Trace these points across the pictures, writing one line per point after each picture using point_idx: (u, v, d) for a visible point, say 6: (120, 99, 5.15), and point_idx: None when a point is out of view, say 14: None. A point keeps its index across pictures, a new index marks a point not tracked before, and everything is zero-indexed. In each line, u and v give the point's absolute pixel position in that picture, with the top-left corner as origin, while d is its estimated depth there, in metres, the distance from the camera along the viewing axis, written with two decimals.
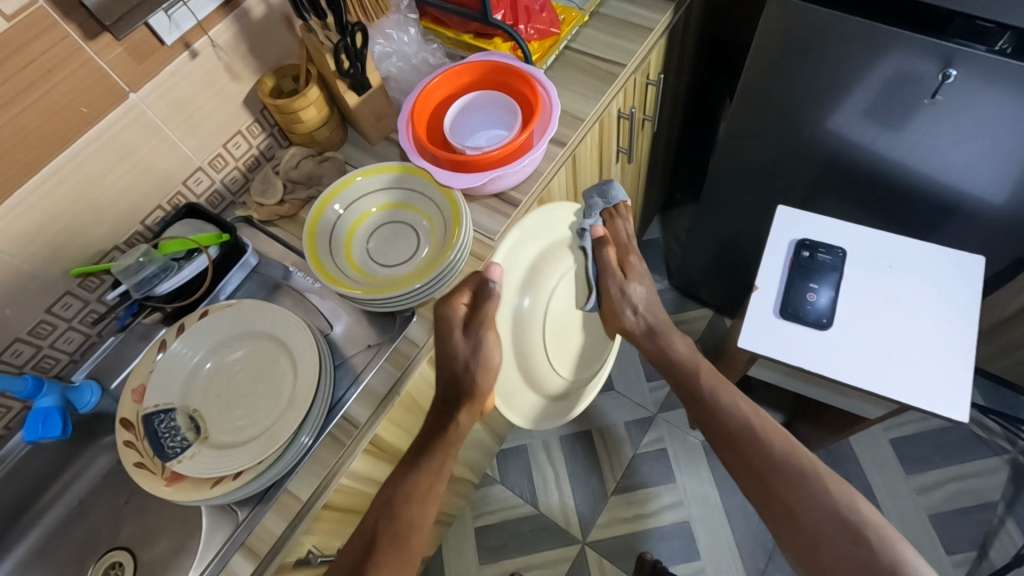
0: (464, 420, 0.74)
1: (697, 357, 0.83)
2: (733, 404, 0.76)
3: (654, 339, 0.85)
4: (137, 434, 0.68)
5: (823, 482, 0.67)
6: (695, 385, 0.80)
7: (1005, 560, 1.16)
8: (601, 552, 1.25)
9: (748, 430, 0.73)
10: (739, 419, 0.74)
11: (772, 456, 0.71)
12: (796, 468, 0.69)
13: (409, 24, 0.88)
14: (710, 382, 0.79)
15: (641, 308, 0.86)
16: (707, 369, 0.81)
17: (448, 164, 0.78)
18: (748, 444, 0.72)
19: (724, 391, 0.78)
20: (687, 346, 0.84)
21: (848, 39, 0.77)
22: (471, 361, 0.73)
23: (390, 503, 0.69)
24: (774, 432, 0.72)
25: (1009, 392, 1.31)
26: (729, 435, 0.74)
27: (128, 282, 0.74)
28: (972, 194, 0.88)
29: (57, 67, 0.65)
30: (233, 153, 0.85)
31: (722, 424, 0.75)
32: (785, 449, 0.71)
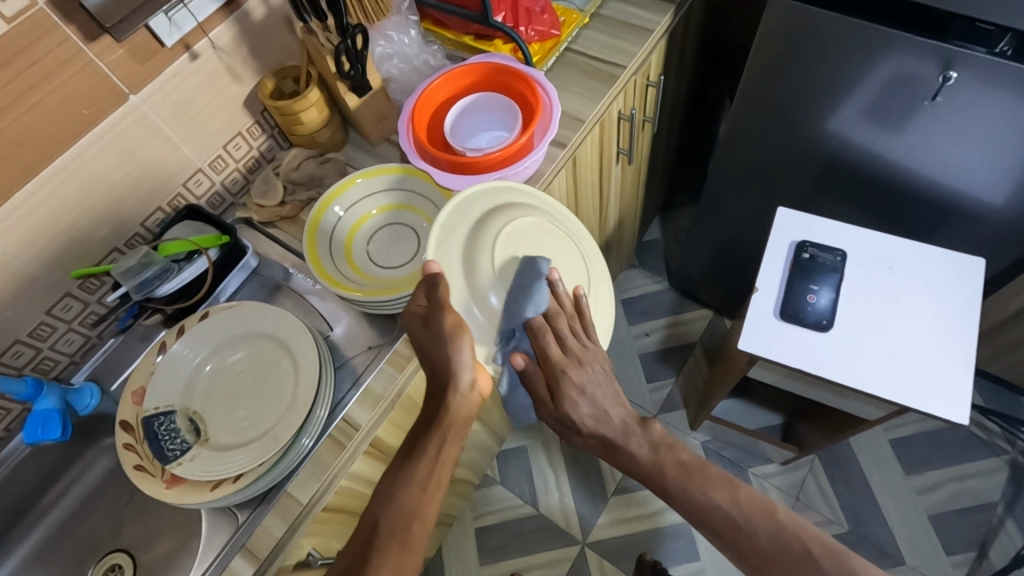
0: (459, 404, 0.65)
1: (661, 464, 0.69)
2: (707, 495, 0.67)
3: (611, 452, 0.73)
4: (137, 437, 0.68)
5: (817, 560, 0.61)
6: (661, 484, 0.69)
7: (1004, 560, 1.16)
8: (601, 552, 1.25)
9: (729, 522, 0.65)
10: (719, 507, 0.66)
11: (762, 545, 0.63)
12: (788, 551, 0.62)
13: (410, 26, 0.87)
14: (676, 479, 0.68)
15: (592, 417, 0.72)
16: (677, 460, 0.69)
17: (449, 167, 0.77)
18: (732, 533, 0.65)
19: (694, 481, 0.67)
20: (646, 450, 0.71)
21: (848, 41, 0.77)
22: (438, 346, 0.64)
23: (387, 496, 0.64)
24: (758, 511, 0.65)
25: (1009, 392, 1.31)
26: (714, 526, 0.66)
27: (128, 283, 0.73)
28: (972, 195, 0.88)
29: (58, 69, 0.65)
30: (233, 154, 0.85)
31: (703, 515, 0.66)
32: (771, 534, 0.63)
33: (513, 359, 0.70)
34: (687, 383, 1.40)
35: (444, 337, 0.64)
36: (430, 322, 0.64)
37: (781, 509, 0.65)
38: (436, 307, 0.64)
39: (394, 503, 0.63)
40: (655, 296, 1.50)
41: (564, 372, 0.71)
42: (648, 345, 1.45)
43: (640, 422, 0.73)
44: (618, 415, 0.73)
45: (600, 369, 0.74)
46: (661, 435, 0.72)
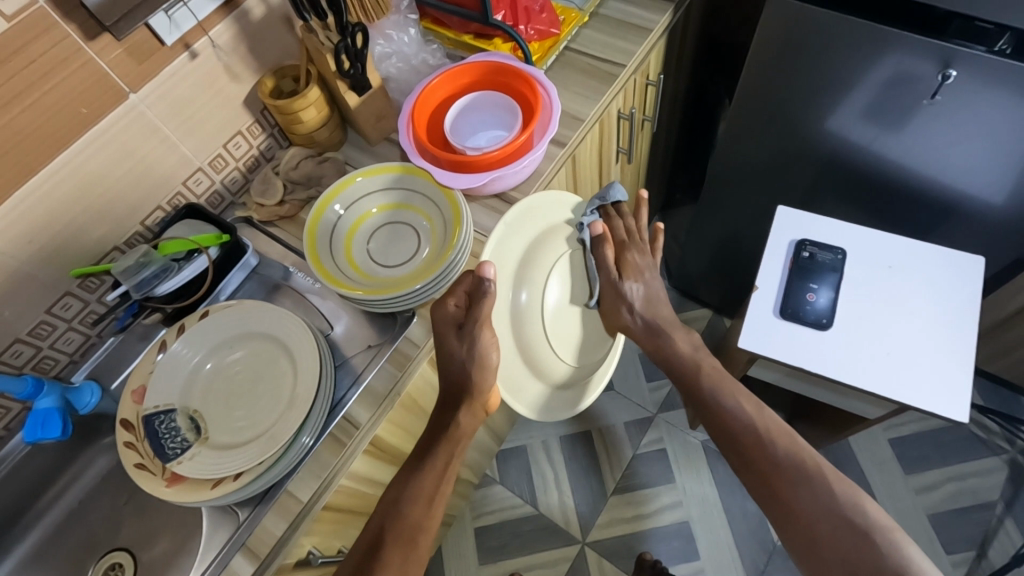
0: (466, 420, 0.72)
1: (700, 357, 0.78)
2: (736, 403, 0.73)
3: (654, 337, 0.80)
4: (137, 436, 0.68)
5: (827, 481, 0.65)
6: (697, 384, 0.76)
7: (1004, 559, 1.16)
8: (601, 551, 1.25)
9: (749, 429, 0.70)
10: (740, 414, 0.71)
11: (776, 457, 0.68)
12: (800, 466, 0.66)
13: (409, 24, 0.87)
14: (711, 380, 0.75)
15: (649, 292, 0.81)
16: (709, 364, 0.77)
17: (448, 165, 0.78)
18: (751, 443, 0.69)
19: (726, 388, 0.74)
20: (688, 346, 0.79)
21: (847, 39, 0.77)
22: (466, 364, 0.70)
23: (396, 500, 0.67)
24: (779, 432, 0.69)
25: (1008, 391, 1.32)
26: (735, 435, 0.71)
27: (128, 282, 0.73)
28: (971, 194, 0.88)
29: (57, 68, 0.65)
30: (233, 153, 0.85)
31: (726, 420, 0.72)
32: (787, 450, 0.68)
33: (597, 226, 0.81)
34: None
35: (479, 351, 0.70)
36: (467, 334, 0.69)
37: (799, 434, 0.69)
38: (473, 319, 0.69)
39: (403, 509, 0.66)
40: None
41: (629, 252, 0.82)
42: None
43: (686, 332, 0.80)
44: (667, 314, 0.81)
45: (656, 266, 0.83)
46: (701, 344, 0.80)
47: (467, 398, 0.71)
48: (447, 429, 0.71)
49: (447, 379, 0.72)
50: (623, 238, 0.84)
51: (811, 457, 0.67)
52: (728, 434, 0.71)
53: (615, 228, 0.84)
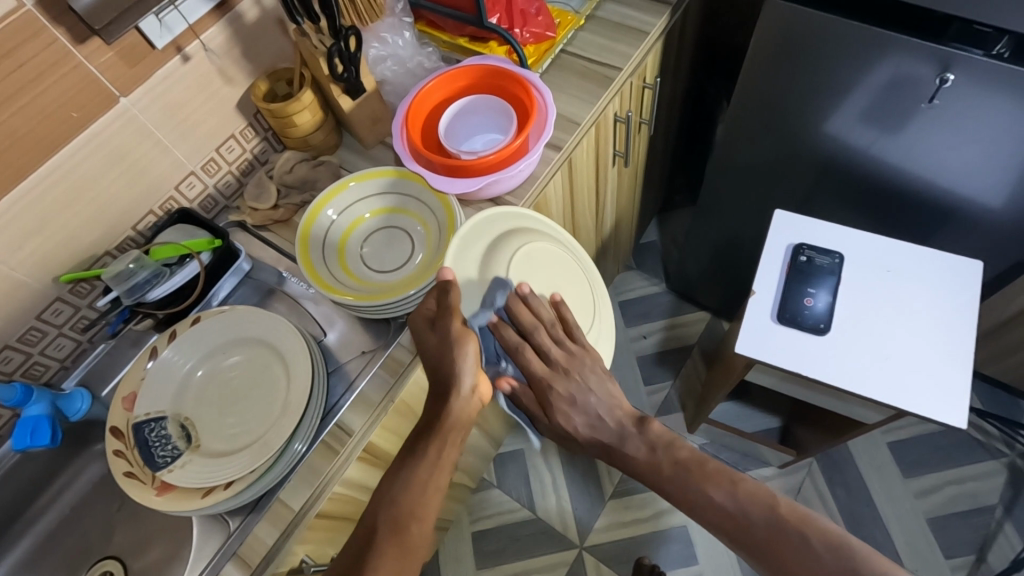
0: (458, 408, 0.66)
1: (656, 461, 0.74)
2: (707, 491, 0.69)
3: (613, 453, 0.78)
4: (128, 444, 0.67)
5: (816, 551, 0.61)
6: (659, 484, 0.73)
7: (1003, 564, 1.15)
8: (598, 556, 1.25)
9: (728, 516, 0.67)
10: (714, 499, 0.69)
11: (755, 529, 0.66)
12: (780, 532, 0.64)
13: (404, 27, 0.86)
14: (673, 484, 0.72)
15: (586, 407, 0.77)
16: (670, 461, 0.73)
17: (443, 170, 0.76)
18: (727, 518, 0.67)
19: (694, 479, 0.71)
20: (643, 450, 0.75)
21: (845, 43, 0.77)
22: (444, 356, 0.65)
23: (388, 498, 0.65)
24: (756, 501, 0.67)
25: (1006, 395, 1.31)
26: (714, 519, 0.69)
27: (120, 287, 0.73)
28: (969, 197, 0.88)
29: (45, 72, 0.64)
30: (226, 157, 0.85)
31: (703, 510, 0.69)
32: (765, 514, 0.66)
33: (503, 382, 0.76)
34: (685, 385, 1.39)
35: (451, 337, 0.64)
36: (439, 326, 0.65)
37: (782, 501, 0.66)
38: (444, 311, 0.65)
39: (395, 505, 0.64)
40: (652, 298, 1.50)
41: (552, 391, 0.76)
42: (646, 347, 1.44)
43: (635, 424, 0.77)
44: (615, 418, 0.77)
45: (592, 379, 0.76)
46: (659, 438, 0.75)
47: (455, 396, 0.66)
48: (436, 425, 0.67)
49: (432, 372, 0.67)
50: (541, 373, 0.75)
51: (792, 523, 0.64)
52: (714, 515, 0.68)
53: (531, 363, 0.74)
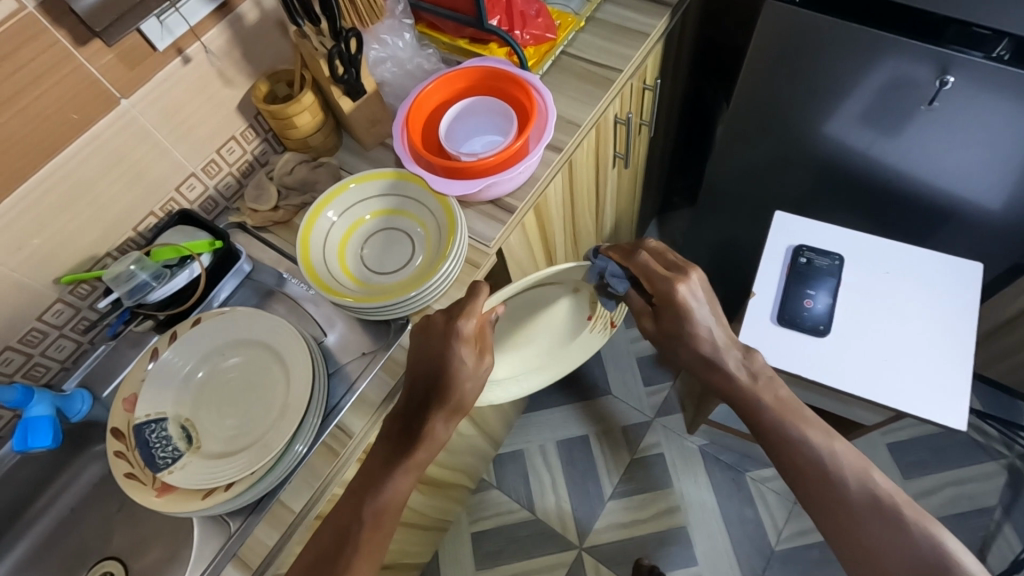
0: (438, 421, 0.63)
1: (757, 390, 0.66)
2: (805, 437, 0.63)
3: (707, 369, 0.69)
4: (128, 445, 0.67)
5: (905, 524, 0.57)
6: (754, 416, 0.66)
7: (1003, 565, 1.16)
8: (598, 557, 1.25)
9: (817, 467, 0.62)
10: (810, 446, 0.63)
11: (851, 497, 0.60)
12: (868, 501, 0.59)
13: (404, 29, 0.86)
14: (773, 413, 0.65)
15: (691, 328, 0.67)
16: (771, 396, 0.66)
17: (444, 172, 0.76)
18: (815, 476, 0.61)
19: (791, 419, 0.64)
20: (745, 376, 0.68)
21: (845, 46, 0.77)
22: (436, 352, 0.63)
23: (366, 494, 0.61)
24: (851, 464, 0.61)
25: (1006, 396, 1.31)
26: (804, 468, 0.62)
27: (121, 289, 0.73)
28: (968, 199, 0.88)
29: (47, 74, 0.64)
30: (226, 158, 0.85)
31: (795, 454, 0.63)
32: (859, 484, 0.60)
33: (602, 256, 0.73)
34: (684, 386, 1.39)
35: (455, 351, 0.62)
36: (446, 342, 0.62)
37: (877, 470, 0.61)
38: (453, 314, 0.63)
39: (381, 496, 0.61)
40: None
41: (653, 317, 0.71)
42: (646, 348, 1.45)
43: (740, 350, 0.69)
44: (724, 340, 0.68)
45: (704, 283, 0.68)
46: (761, 368, 0.69)
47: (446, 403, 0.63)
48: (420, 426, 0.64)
49: (427, 366, 0.63)
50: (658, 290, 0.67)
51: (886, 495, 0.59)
52: (803, 462, 0.62)
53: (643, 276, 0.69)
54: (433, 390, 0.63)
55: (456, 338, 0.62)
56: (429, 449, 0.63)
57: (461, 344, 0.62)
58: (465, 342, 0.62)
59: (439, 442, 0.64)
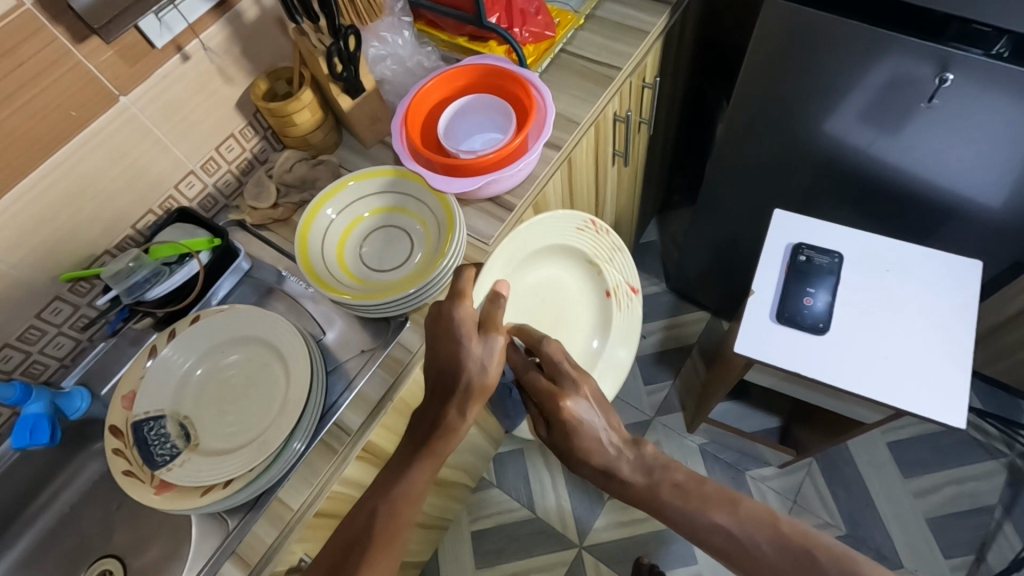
0: (452, 419, 0.66)
1: (655, 489, 0.63)
2: (708, 516, 0.59)
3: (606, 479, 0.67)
4: (127, 442, 0.67)
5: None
6: (659, 511, 0.62)
7: (1003, 563, 1.16)
8: (598, 555, 1.25)
9: (730, 537, 0.58)
10: (719, 525, 0.59)
11: (769, 560, 0.56)
12: (794, 562, 0.55)
13: (403, 27, 0.86)
14: (672, 499, 0.61)
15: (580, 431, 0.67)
16: (669, 482, 0.63)
17: (443, 169, 0.76)
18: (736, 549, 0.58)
19: (693, 502, 0.61)
20: (639, 477, 0.64)
21: (844, 44, 0.77)
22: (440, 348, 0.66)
23: (387, 485, 0.65)
24: (759, 525, 0.58)
25: (1006, 394, 1.31)
26: (721, 544, 0.59)
27: (120, 287, 0.73)
28: (968, 197, 0.88)
29: (45, 71, 0.64)
30: (225, 156, 0.85)
31: (703, 530, 0.60)
32: (777, 547, 0.56)
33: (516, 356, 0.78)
34: (684, 384, 1.39)
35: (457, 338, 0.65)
36: (444, 328, 0.65)
37: (784, 519, 0.58)
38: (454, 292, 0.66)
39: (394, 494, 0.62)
40: (653, 298, 1.50)
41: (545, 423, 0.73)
42: (647, 347, 1.45)
43: (632, 448, 0.67)
44: (616, 441, 0.67)
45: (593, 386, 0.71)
46: (655, 459, 0.66)
47: (457, 394, 0.65)
48: (435, 418, 0.66)
49: (435, 357, 0.66)
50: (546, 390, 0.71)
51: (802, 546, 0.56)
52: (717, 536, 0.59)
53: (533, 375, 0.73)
54: (444, 380, 0.66)
55: (454, 322, 0.65)
56: (445, 440, 0.66)
57: (461, 326, 0.64)
58: (462, 325, 0.65)
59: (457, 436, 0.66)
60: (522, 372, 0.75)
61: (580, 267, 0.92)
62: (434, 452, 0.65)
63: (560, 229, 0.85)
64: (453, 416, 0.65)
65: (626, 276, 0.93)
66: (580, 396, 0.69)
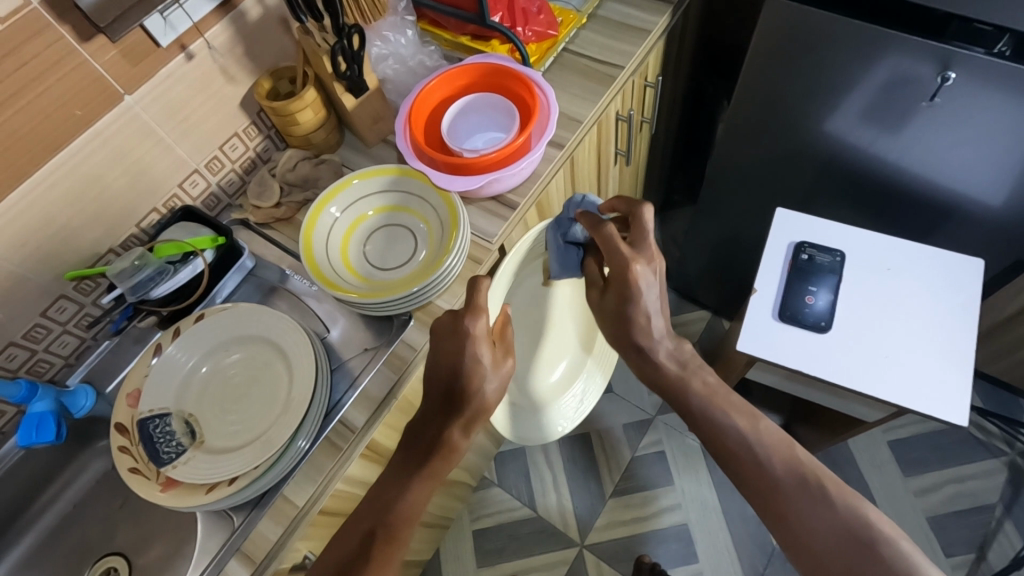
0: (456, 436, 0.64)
1: (687, 381, 0.67)
2: (730, 423, 0.65)
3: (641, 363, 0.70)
4: (132, 440, 0.68)
5: (829, 498, 0.59)
6: (683, 401, 0.67)
7: (1003, 562, 1.16)
8: (599, 554, 1.25)
9: (744, 448, 0.63)
10: (735, 431, 0.64)
11: (778, 478, 0.61)
12: (799, 481, 0.60)
13: (406, 26, 0.86)
14: (700, 396, 0.66)
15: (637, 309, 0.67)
16: (699, 380, 0.68)
17: (446, 168, 0.76)
18: (747, 462, 0.63)
19: (717, 403, 0.66)
20: (674, 366, 0.69)
21: (845, 42, 0.77)
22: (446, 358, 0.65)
23: (387, 502, 0.62)
24: (776, 445, 0.63)
25: (1006, 393, 1.31)
26: (736, 455, 0.63)
27: (124, 285, 0.73)
28: (970, 195, 0.88)
29: (50, 70, 0.64)
30: (229, 155, 0.85)
31: (723, 439, 0.64)
32: (785, 465, 0.62)
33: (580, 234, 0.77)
34: None
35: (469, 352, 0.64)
36: (458, 342, 0.64)
37: (799, 446, 0.63)
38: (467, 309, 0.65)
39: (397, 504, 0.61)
40: None
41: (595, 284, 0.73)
42: None
43: (672, 341, 0.69)
44: (661, 332, 0.68)
45: (657, 279, 0.66)
46: (690, 356, 0.70)
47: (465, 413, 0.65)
48: (435, 436, 0.64)
49: (440, 372, 0.65)
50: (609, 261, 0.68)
51: (813, 474, 0.60)
52: (733, 450, 0.63)
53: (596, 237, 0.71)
54: (449, 398, 0.65)
55: (468, 337, 0.64)
56: (445, 459, 0.64)
57: (474, 340, 0.64)
58: (477, 341, 0.64)
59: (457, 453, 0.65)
60: (591, 227, 0.70)
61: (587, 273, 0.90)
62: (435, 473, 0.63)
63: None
64: (457, 433, 0.64)
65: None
66: (649, 266, 0.66)
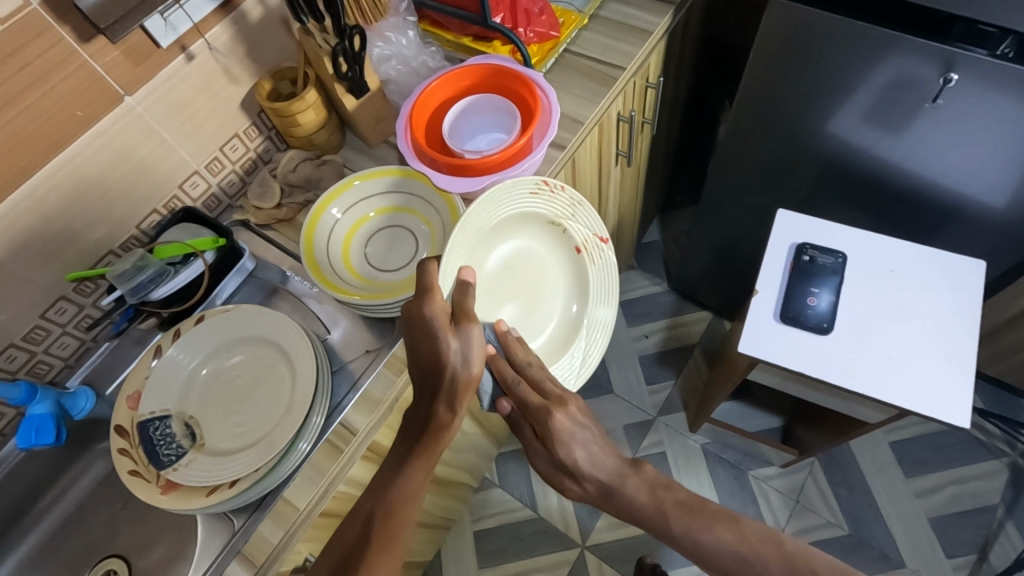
0: (444, 413, 0.65)
1: (662, 506, 0.63)
2: (711, 532, 0.62)
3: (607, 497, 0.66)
4: (133, 442, 0.68)
5: None
6: (663, 528, 0.63)
7: (1005, 563, 1.16)
8: (601, 555, 1.25)
9: (738, 560, 0.60)
10: (722, 544, 0.61)
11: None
12: None
13: (408, 26, 0.86)
14: (679, 520, 0.62)
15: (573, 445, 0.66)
16: (672, 502, 0.63)
17: (447, 169, 0.76)
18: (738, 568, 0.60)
19: (698, 522, 0.62)
20: (643, 494, 0.64)
21: (849, 44, 0.77)
22: (418, 344, 0.64)
23: (385, 485, 0.64)
24: (763, 542, 0.60)
25: (1008, 395, 1.31)
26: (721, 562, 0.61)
27: (123, 287, 0.73)
28: (972, 196, 0.88)
29: (51, 71, 0.64)
30: (230, 156, 0.85)
31: (707, 551, 0.61)
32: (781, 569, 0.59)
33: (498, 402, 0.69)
34: (687, 386, 1.39)
35: (436, 335, 0.62)
36: (417, 325, 0.63)
37: (788, 539, 0.61)
38: (421, 291, 0.63)
39: (392, 488, 0.64)
40: (656, 298, 1.50)
41: (553, 417, 0.65)
42: (649, 347, 1.45)
43: (631, 467, 0.66)
44: (614, 462, 0.67)
45: (585, 413, 0.68)
46: (656, 477, 0.66)
47: (444, 389, 0.65)
48: (427, 414, 0.66)
49: (417, 357, 0.65)
50: (540, 404, 0.66)
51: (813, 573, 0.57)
52: (715, 557, 0.61)
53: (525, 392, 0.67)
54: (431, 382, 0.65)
55: (424, 319, 0.62)
56: (437, 438, 0.65)
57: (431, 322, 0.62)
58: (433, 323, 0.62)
59: (449, 427, 0.66)
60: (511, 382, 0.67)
61: (543, 230, 0.78)
62: (427, 451, 0.65)
63: (514, 198, 0.72)
64: (444, 411, 0.65)
65: (595, 228, 0.78)
66: (568, 413, 0.66)
